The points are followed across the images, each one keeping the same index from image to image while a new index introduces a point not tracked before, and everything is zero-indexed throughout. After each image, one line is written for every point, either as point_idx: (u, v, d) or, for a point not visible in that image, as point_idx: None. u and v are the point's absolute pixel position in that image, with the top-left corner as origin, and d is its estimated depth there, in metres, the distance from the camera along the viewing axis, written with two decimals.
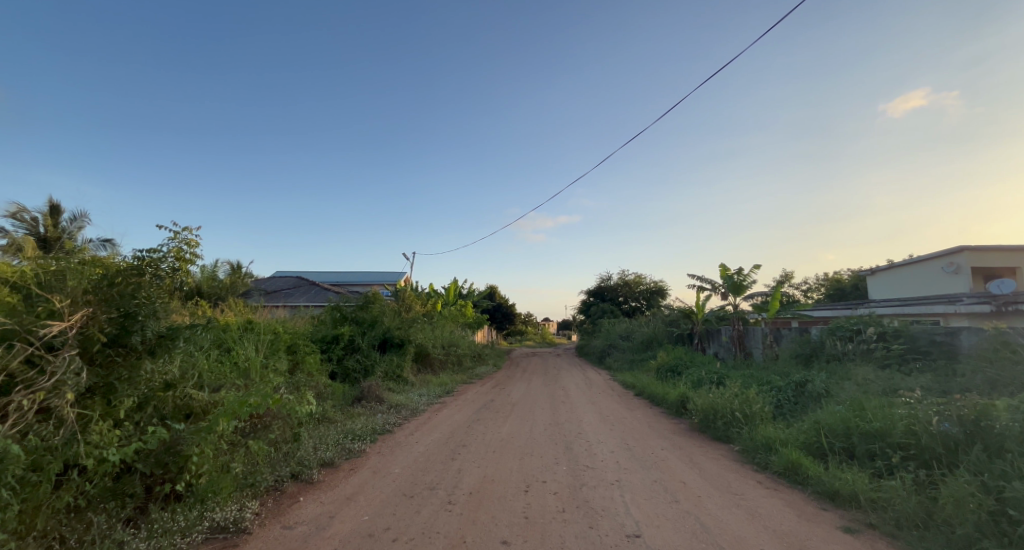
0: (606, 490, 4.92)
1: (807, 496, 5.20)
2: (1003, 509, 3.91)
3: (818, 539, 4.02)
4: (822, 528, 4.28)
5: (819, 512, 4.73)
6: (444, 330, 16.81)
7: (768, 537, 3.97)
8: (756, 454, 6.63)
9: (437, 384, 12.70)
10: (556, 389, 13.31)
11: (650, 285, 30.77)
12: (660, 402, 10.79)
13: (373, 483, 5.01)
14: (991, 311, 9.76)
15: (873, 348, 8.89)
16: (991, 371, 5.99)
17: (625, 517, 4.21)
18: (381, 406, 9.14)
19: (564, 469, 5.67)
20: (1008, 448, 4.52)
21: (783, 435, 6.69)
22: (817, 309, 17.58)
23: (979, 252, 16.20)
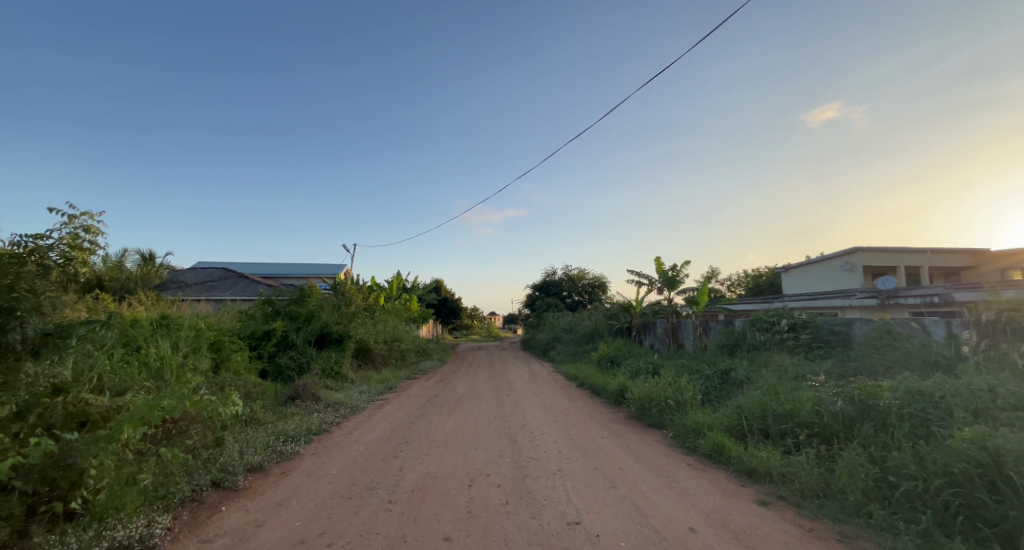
0: (548, 480, 5.08)
1: (729, 474, 5.65)
2: (885, 476, 4.45)
3: (738, 514, 4.37)
4: (741, 503, 4.67)
5: (738, 488, 5.15)
6: (386, 324, 16.45)
7: (697, 516, 4.27)
8: (686, 439, 7.08)
9: (378, 381, 12.46)
10: (501, 382, 13.45)
11: (592, 279, 31.70)
12: (600, 393, 11.23)
13: (306, 487, 4.87)
14: (877, 304, 11.00)
15: (785, 338, 9.75)
16: (878, 355, 6.77)
17: (566, 505, 4.37)
18: (318, 405, 8.83)
19: (507, 461, 5.80)
20: (889, 421, 5.14)
21: (709, 420, 7.19)
22: (740, 302, 18.96)
23: (871, 252, 18.18)
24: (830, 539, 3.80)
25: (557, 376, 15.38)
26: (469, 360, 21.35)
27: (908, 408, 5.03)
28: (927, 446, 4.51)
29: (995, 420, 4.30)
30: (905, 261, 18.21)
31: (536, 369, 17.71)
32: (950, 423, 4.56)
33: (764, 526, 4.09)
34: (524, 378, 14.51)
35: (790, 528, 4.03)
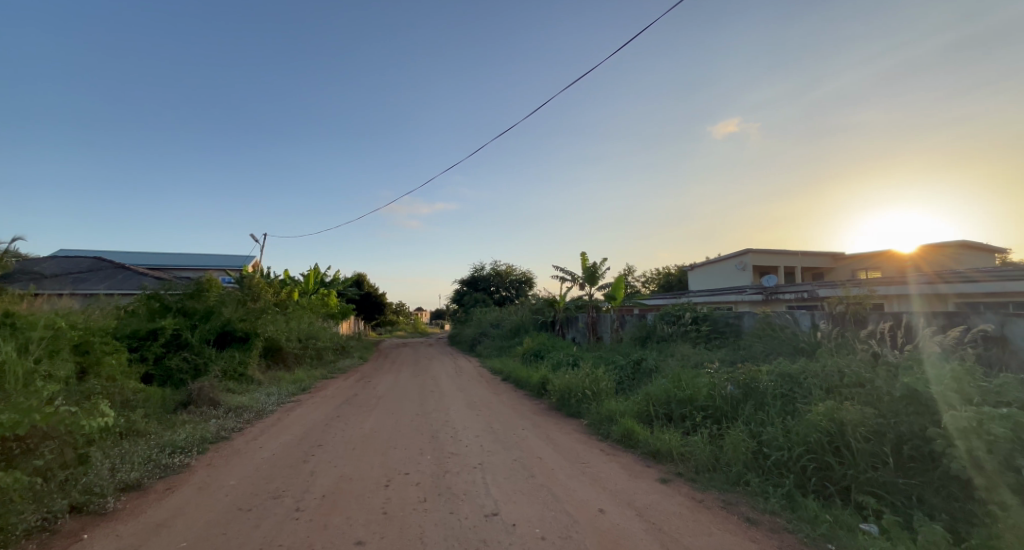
0: (468, 474, 5.26)
1: (636, 456, 6.19)
2: (761, 448, 5.13)
3: (642, 492, 4.82)
4: (645, 483, 5.14)
5: (644, 469, 5.66)
6: (299, 321, 15.63)
7: (606, 498, 4.65)
8: (600, 426, 7.59)
9: (290, 381, 11.89)
10: (425, 379, 13.39)
11: (519, 275, 32.30)
12: (523, 386, 11.63)
13: (196, 502, 4.60)
14: (763, 299, 12.45)
15: (688, 330, 10.74)
16: (761, 343, 7.73)
17: (484, 498, 4.56)
18: (216, 410, 8.29)
19: (428, 458, 5.89)
20: (766, 401, 5.92)
21: (621, 407, 7.75)
22: (654, 297, 20.44)
23: (761, 254, 20.45)
24: (716, 507, 4.31)
25: (482, 370, 15.62)
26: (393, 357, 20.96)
27: (782, 389, 5.82)
28: (793, 420, 5.28)
29: (844, 395, 5.13)
30: (788, 262, 20.71)
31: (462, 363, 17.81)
32: (811, 400, 5.36)
33: (663, 501, 4.54)
34: (449, 374, 14.56)
35: (684, 501, 4.51)
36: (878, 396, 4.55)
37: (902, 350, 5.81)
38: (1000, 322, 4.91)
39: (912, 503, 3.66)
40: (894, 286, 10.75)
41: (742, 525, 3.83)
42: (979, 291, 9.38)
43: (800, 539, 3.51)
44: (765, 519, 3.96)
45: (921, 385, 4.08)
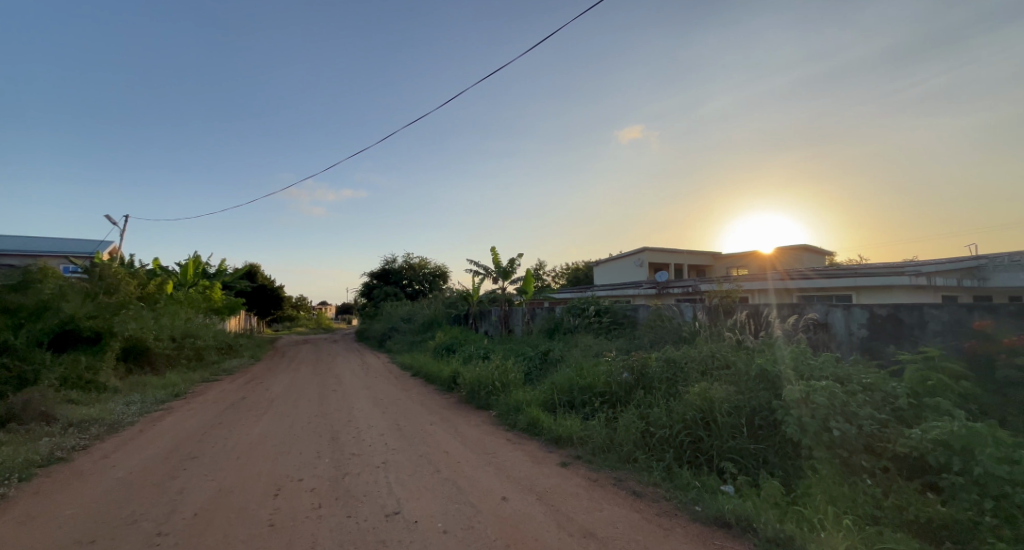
0: (369, 475, 5.18)
1: (540, 443, 6.52)
2: (648, 427, 5.49)
3: (544, 476, 5.05)
4: (546, 468, 5.39)
5: (547, 455, 5.98)
6: (172, 318, 14.00)
7: (510, 485, 4.80)
8: (507, 416, 7.86)
9: (157, 387, 10.71)
10: (327, 377, 12.83)
11: (433, 268, 31.88)
12: (433, 380, 11.63)
13: (18, 537, 3.81)
14: (656, 293, 13.65)
15: (591, 322, 11.47)
16: (653, 332, 8.51)
17: (386, 498, 4.49)
18: (53, 427, 7.22)
19: (326, 461, 5.72)
20: (653, 384, 6.56)
21: (528, 397, 8.06)
22: (563, 291, 21.47)
23: (657, 251, 22.37)
24: (608, 484, 4.60)
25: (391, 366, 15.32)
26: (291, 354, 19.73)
27: (667, 373, 6.51)
28: (674, 400, 5.95)
29: (715, 377, 5.90)
30: (678, 260, 22.85)
31: (369, 359, 17.29)
32: (689, 382, 6.06)
33: (563, 483, 4.77)
34: (353, 371, 14.07)
35: (580, 481, 4.81)
36: (739, 376, 5.28)
37: (759, 337, 6.77)
38: (825, 312, 5.92)
39: (761, 464, 4.30)
40: (757, 282, 12.33)
41: (629, 498, 4.11)
42: (818, 286, 11.10)
43: (677, 506, 3.80)
44: (647, 490, 4.37)
45: (770, 366, 4.89)
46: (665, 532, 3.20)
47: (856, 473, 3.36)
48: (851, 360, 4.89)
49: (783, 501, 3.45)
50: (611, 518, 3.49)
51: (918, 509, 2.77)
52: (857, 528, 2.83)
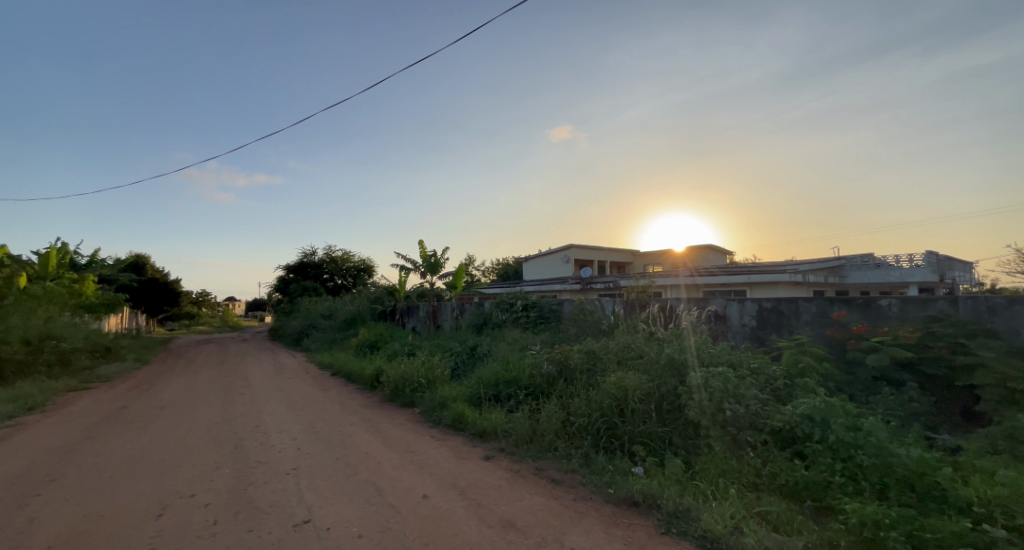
0: (278, 484, 4.64)
1: (465, 438, 6.50)
2: (568, 416, 5.60)
3: (466, 471, 4.90)
4: (470, 462, 5.25)
5: (471, 450, 5.94)
6: (28, 319, 12.15)
7: (430, 482, 4.57)
8: (432, 413, 7.79)
9: (9, 400, 9.21)
10: (233, 381, 11.87)
11: (357, 262, 30.73)
12: (355, 379, 11.25)
13: None
14: (581, 288, 14.26)
15: (519, 316, 11.73)
16: (576, 326, 8.86)
17: (296, 507, 3.99)
18: None
19: (226, 473, 5.08)
20: (575, 375, 6.84)
21: (454, 393, 8.03)
22: (491, 286, 21.70)
23: (582, 248, 23.28)
24: (530, 474, 4.66)
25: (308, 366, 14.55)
26: (190, 356, 18.01)
27: (587, 364, 6.83)
28: (593, 389, 6.29)
29: (630, 365, 6.34)
30: (601, 257, 23.92)
31: (283, 359, 16.29)
32: (607, 371, 6.44)
33: (485, 476, 4.69)
34: (264, 372, 13.15)
35: (502, 473, 4.76)
36: (651, 364, 5.68)
37: (669, 329, 7.34)
38: (723, 305, 6.54)
39: (667, 446, 4.67)
40: (669, 278, 13.27)
41: (549, 486, 4.21)
42: (720, 283, 12.16)
43: (592, 489, 4.02)
44: (565, 477, 4.49)
45: (677, 354, 5.35)
46: (579, 515, 3.36)
47: (741, 447, 3.79)
48: (743, 349, 5.46)
49: (684, 477, 3.77)
50: (530, 508, 3.56)
51: (787, 474, 3.19)
52: (742, 496, 3.17)
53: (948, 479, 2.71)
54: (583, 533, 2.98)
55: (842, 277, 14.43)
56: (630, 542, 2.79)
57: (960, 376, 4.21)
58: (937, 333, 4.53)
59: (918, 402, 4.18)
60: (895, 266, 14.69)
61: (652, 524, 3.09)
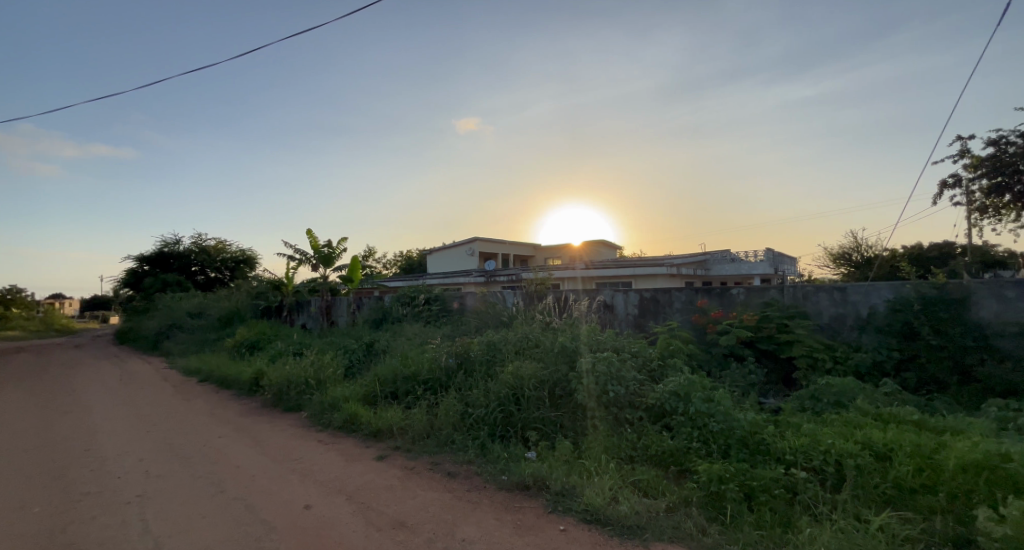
0: (110, 516, 3.56)
1: (357, 440, 5.92)
2: (467, 408, 5.65)
3: (357, 474, 4.50)
4: (361, 464, 4.86)
5: (364, 451, 5.44)
6: None
7: (316, 489, 4.10)
8: (322, 416, 7.18)
9: None
10: (62, 398, 9.82)
11: (235, 254, 27.87)
12: (232, 384, 10.19)
13: None
14: (484, 281, 14.47)
15: (420, 311, 11.59)
16: (478, 319, 8.94)
17: (137, 541, 3.12)
18: None
19: (33, 512, 3.76)
20: (475, 367, 6.90)
21: (346, 392, 7.44)
22: (391, 280, 21.11)
23: (487, 242, 23.62)
24: (425, 471, 4.58)
25: (170, 373, 12.76)
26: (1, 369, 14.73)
27: (487, 356, 6.95)
28: (491, 380, 6.44)
29: (527, 355, 6.61)
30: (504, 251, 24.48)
31: (136, 367, 14.09)
32: (506, 362, 6.65)
33: (376, 477, 4.40)
34: (109, 386, 11.17)
35: (397, 472, 4.56)
36: (546, 353, 5.94)
37: (563, 318, 7.76)
38: (611, 296, 7.08)
39: (558, 429, 4.98)
40: (566, 271, 13.96)
41: (444, 480, 4.24)
42: (610, 275, 13.06)
43: (487, 478, 4.16)
44: (461, 469, 4.56)
45: (570, 343, 5.73)
46: (472, 505, 3.49)
47: (621, 425, 4.18)
48: (625, 335, 5.97)
49: (572, 457, 4.07)
50: (422, 504, 3.60)
51: (655, 445, 3.59)
52: (620, 469, 3.51)
53: (771, 436, 3.29)
54: (474, 523, 3.10)
55: (708, 270, 16.29)
56: (519, 526, 2.95)
57: (783, 349, 5.12)
58: (769, 316, 5.40)
59: (755, 374, 4.96)
60: (746, 260, 17.09)
61: (541, 505, 3.31)
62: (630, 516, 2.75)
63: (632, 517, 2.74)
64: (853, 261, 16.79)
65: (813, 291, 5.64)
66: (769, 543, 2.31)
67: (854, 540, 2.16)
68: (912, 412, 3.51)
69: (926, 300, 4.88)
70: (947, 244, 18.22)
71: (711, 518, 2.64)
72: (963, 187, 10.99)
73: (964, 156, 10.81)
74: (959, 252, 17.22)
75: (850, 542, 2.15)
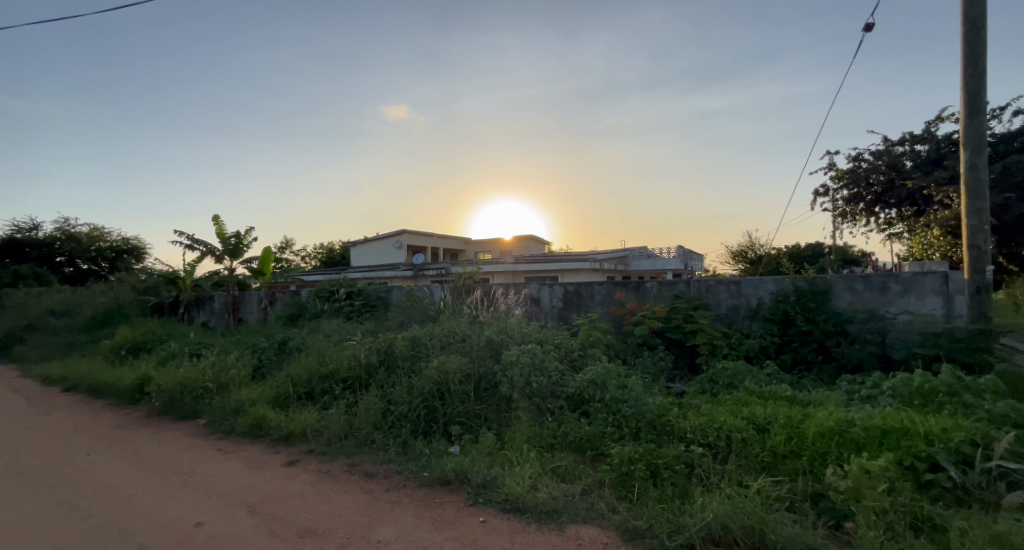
0: None
1: (265, 445, 5.54)
2: (388, 406, 5.53)
3: (262, 483, 4.22)
4: (268, 472, 4.57)
5: (271, 456, 5.12)
6: None
7: (211, 503, 3.79)
8: (223, 423, 6.48)
9: None
10: None
11: (120, 243, 24.73)
12: (111, 392, 8.95)
13: None
14: (412, 275, 14.22)
15: (341, 306, 11.12)
16: (401, 315, 8.77)
17: None
18: None
19: None
20: (398, 363, 6.75)
21: (252, 394, 6.89)
22: (309, 273, 19.97)
23: (415, 235, 23.17)
24: (340, 473, 4.42)
25: (34, 381, 11.05)
26: None
27: (411, 352, 6.82)
28: (415, 376, 6.35)
29: (453, 349, 6.59)
30: (432, 244, 24.14)
31: None
32: (431, 357, 6.58)
33: (285, 484, 4.17)
34: None
35: (308, 478, 4.35)
36: (471, 347, 5.95)
37: (490, 311, 7.81)
38: (537, 289, 7.23)
39: (482, 421, 5.03)
40: (497, 265, 14.02)
41: (361, 482, 4.12)
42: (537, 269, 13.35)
43: (407, 475, 4.11)
44: (380, 468, 4.45)
45: (495, 337, 5.78)
46: (390, 505, 3.43)
47: (543, 413, 4.31)
48: (549, 327, 6.15)
49: (494, 449, 4.12)
50: (335, 509, 3.48)
51: (574, 431, 3.75)
52: (540, 457, 3.62)
53: (675, 418, 3.58)
54: (392, 522, 3.07)
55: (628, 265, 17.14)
56: (438, 521, 2.96)
57: (689, 338, 5.53)
58: (677, 308, 5.81)
59: (665, 361, 5.34)
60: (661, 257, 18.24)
61: (461, 499, 3.33)
62: (547, 501, 2.86)
63: (548, 503, 2.84)
64: (747, 259, 18.57)
65: (714, 284, 6.14)
66: (668, 514, 2.51)
67: (738, 504, 2.41)
68: (786, 389, 3.97)
69: (796, 291, 5.54)
70: (818, 244, 20.81)
71: (620, 496, 2.82)
72: (831, 195, 12.46)
73: (831, 169, 12.27)
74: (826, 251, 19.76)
75: (733, 506, 2.39)
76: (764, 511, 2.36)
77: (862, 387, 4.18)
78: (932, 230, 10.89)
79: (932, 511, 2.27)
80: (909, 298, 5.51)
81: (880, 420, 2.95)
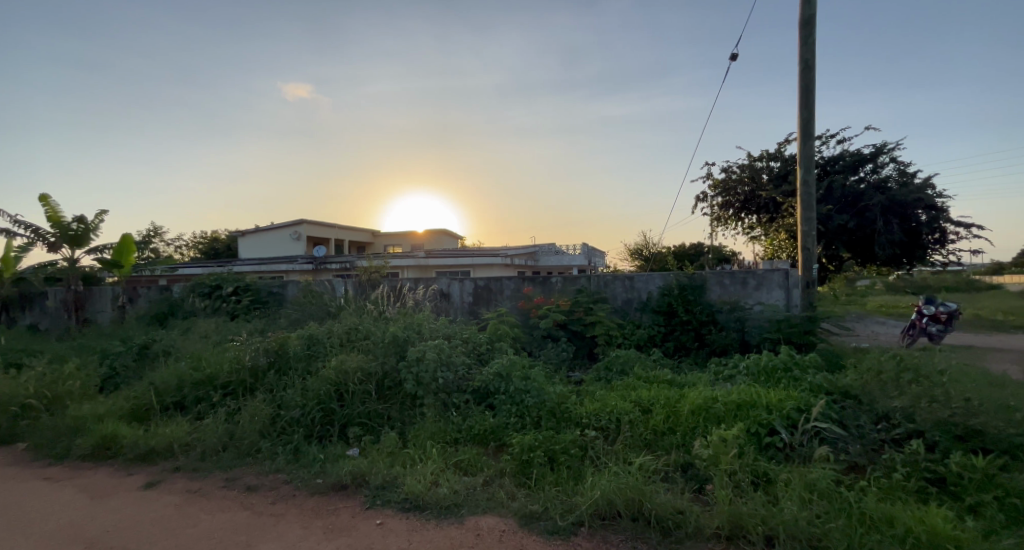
0: None
1: (118, 467, 4.83)
2: (277, 411, 5.14)
3: (106, 514, 3.68)
4: (117, 499, 4.00)
5: (123, 480, 4.48)
6: None
7: (34, 545, 3.20)
8: (58, 446, 5.48)
9: None
10: None
11: None
12: None
13: None
14: (314, 268, 13.35)
15: (224, 304, 10.10)
16: (296, 312, 8.19)
17: None
18: None
19: None
20: (291, 364, 6.28)
21: (97, 410, 5.93)
22: (182, 266, 17.74)
23: (315, 225, 21.77)
24: (214, 490, 4.02)
25: None
26: None
27: (306, 352, 6.38)
28: (310, 377, 5.98)
29: (354, 347, 6.31)
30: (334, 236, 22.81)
31: None
32: (329, 357, 6.25)
33: (141, 511, 3.69)
34: None
35: (172, 500, 3.89)
36: (373, 345, 5.72)
37: (396, 306, 7.59)
38: (447, 284, 7.17)
39: (384, 420, 4.88)
40: (406, 259, 13.64)
41: (242, 497, 3.80)
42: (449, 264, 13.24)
43: (297, 485, 3.86)
44: (266, 480, 4.13)
45: (400, 333, 5.61)
46: (275, 519, 3.20)
47: (448, 409, 4.28)
48: (458, 321, 6.11)
49: (395, 449, 4.01)
50: (207, 531, 3.16)
51: (479, 424, 3.78)
52: (443, 452, 3.61)
53: (573, 404, 3.76)
54: (276, 537, 2.87)
55: (536, 260, 17.61)
56: (330, 529, 2.82)
57: (588, 330, 5.83)
58: (578, 301, 6.07)
59: (566, 351, 5.59)
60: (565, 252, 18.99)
61: (358, 503, 3.20)
62: (449, 496, 2.85)
63: (449, 498, 2.84)
64: (640, 255, 20.01)
65: (611, 279, 6.58)
66: (562, 496, 2.64)
67: (622, 479, 2.59)
68: (667, 373, 4.35)
69: (679, 286, 6.08)
70: (699, 244, 23.08)
71: (519, 483, 2.90)
72: (707, 201, 13.84)
73: (708, 178, 13.63)
74: (705, 250, 21.99)
75: (617, 483, 2.56)
76: (643, 483, 2.56)
77: (722, 370, 4.70)
78: (783, 234, 12.61)
79: (767, 468, 2.64)
80: (761, 291, 6.30)
81: (736, 395, 3.37)
